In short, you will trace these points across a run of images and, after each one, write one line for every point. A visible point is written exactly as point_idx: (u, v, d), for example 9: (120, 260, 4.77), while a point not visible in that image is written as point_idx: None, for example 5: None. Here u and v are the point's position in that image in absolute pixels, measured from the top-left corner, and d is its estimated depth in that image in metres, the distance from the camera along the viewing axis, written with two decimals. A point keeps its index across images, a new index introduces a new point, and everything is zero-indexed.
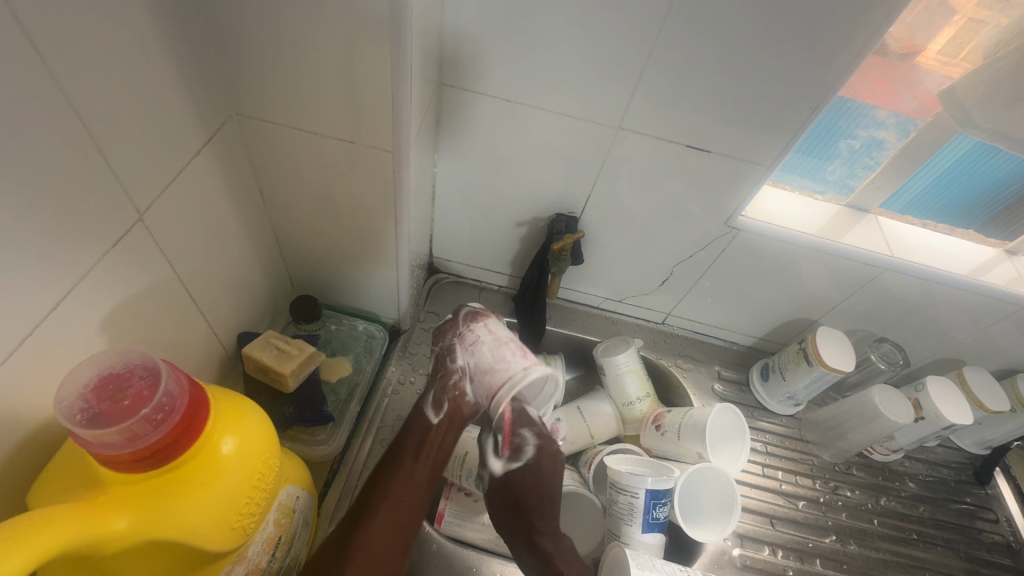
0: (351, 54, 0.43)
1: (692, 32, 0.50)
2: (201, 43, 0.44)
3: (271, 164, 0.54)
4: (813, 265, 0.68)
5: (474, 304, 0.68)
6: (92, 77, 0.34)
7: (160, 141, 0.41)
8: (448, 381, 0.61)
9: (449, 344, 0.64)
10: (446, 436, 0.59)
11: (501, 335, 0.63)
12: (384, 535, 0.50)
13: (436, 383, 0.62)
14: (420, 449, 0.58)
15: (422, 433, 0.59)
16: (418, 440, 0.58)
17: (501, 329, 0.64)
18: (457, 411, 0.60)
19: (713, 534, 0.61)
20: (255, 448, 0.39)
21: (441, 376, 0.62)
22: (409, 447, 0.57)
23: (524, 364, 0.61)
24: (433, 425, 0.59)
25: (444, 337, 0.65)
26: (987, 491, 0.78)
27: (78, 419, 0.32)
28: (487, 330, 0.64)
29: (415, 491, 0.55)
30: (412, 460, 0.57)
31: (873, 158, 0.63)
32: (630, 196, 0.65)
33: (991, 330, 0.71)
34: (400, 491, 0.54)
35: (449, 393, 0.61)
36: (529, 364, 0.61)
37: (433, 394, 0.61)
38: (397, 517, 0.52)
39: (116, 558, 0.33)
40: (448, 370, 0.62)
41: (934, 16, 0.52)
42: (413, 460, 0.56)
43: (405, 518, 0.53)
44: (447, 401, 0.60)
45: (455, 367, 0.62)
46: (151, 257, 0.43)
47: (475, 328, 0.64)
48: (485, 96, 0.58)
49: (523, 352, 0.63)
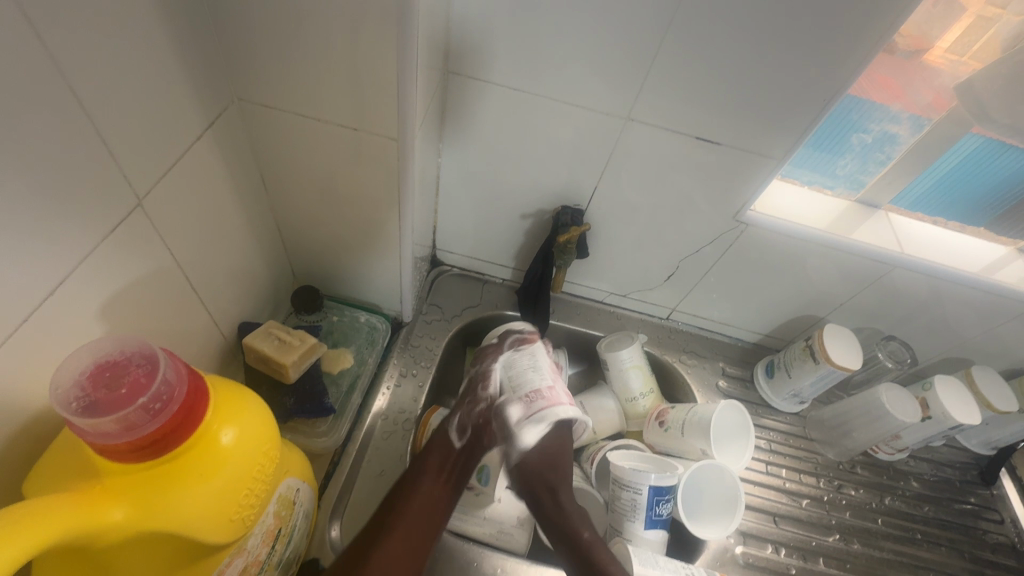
0: (357, 40, 0.42)
1: (705, 23, 0.48)
2: (203, 26, 0.42)
3: (274, 151, 0.53)
4: (821, 262, 0.67)
5: (520, 329, 0.67)
6: (92, 61, 0.33)
7: (159, 126, 0.40)
8: (476, 406, 0.62)
9: (484, 369, 0.63)
10: (468, 461, 0.59)
11: (529, 378, 0.59)
12: (398, 556, 0.51)
13: (465, 407, 0.63)
14: (441, 470, 0.58)
15: (444, 455, 0.59)
16: (440, 461, 0.58)
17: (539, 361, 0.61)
18: (479, 439, 0.61)
19: (716, 531, 0.61)
20: (256, 439, 0.39)
21: (471, 398, 0.63)
22: (429, 468, 0.57)
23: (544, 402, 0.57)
24: (456, 448, 0.59)
25: (483, 361, 0.65)
26: (992, 492, 0.77)
27: (73, 407, 0.31)
28: (530, 358, 0.62)
29: (432, 511, 0.55)
30: (432, 484, 0.56)
31: (885, 153, 0.62)
32: (637, 190, 0.64)
33: (1000, 330, 0.70)
34: (415, 515, 0.54)
35: (475, 418, 0.61)
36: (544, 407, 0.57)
37: (459, 418, 0.62)
38: (411, 539, 0.52)
39: (113, 549, 0.33)
40: (478, 395, 0.62)
41: (941, 15, 0.51)
42: (434, 480, 0.57)
43: (418, 538, 0.53)
44: (472, 425, 0.61)
45: (485, 394, 0.62)
46: (150, 243, 0.42)
47: (516, 355, 0.62)
48: (492, 85, 0.57)
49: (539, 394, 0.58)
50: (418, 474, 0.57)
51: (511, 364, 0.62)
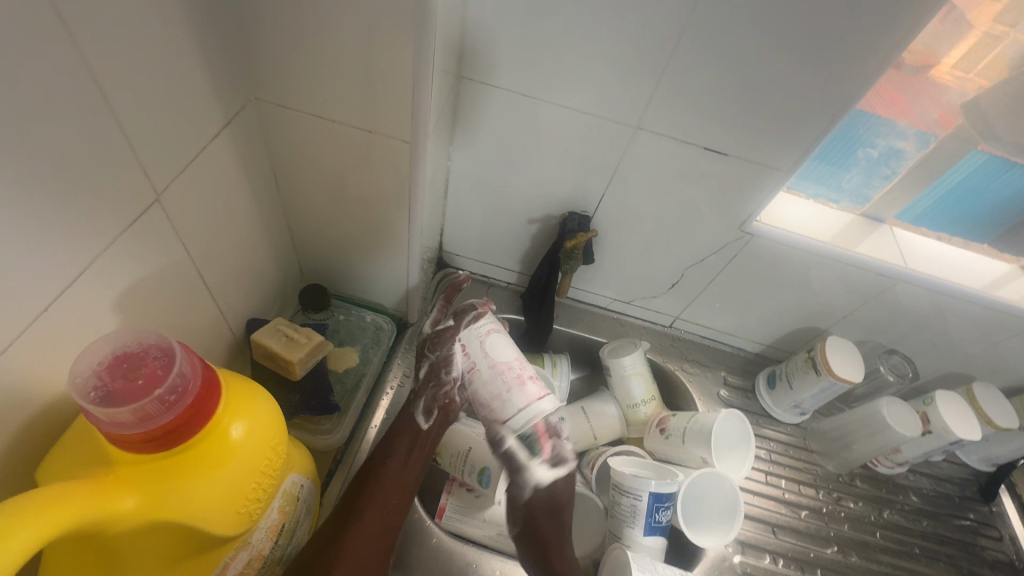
0: (374, 44, 0.43)
1: (714, 36, 0.49)
2: (223, 27, 0.43)
3: (289, 150, 0.54)
4: (825, 274, 0.67)
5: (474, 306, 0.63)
6: (120, 62, 0.34)
7: (179, 125, 0.41)
8: (441, 389, 0.61)
9: (445, 354, 0.61)
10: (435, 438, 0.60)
11: (500, 379, 0.55)
12: (371, 534, 0.51)
13: (428, 390, 0.61)
14: (410, 448, 0.58)
15: (412, 435, 0.58)
16: (409, 442, 0.58)
17: (497, 350, 0.57)
18: (446, 417, 0.61)
19: (714, 540, 0.61)
20: (264, 434, 0.39)
21: (436, 381, 0.61)
22: (398, 447, 0.57)
23: (521, 398, 0.54)
24: (423, 428, 0.59)
25: (444, 344, 0.62)
26: (991, 509, 0.77)
27: (91, 397, 0.32)
28: (481, 347, 0.57)
29: (401, 486, 0.55)
30: (400, 458, 0.57)
31: (891, 168, 0.62)
32: (644, 199, 0.65)
33: (1002, 346, 0.71)
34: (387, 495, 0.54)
35: (441, 401, 0.61)
36: (536, 394, 0.55)
37: (425, 400, 0.61)
38: (382, 520, 0.53)
39: (124, 538, 0.33)
40: (443, 379, 0.61)
41: (949, 31, 0.51)
42: (401, 460, 0.57)
43: (389, 520, 0.53)
44: (438, 408, 0.61)
45: (448, 377, 0.60)
46: (165, 237, 0.43)
47: (479, 342, 0.58)
48: (503, 91, 0.58)
49: (522, 381, 0.56)
50: (388, 452, 0.57)
51: (471, 341, 0.59)
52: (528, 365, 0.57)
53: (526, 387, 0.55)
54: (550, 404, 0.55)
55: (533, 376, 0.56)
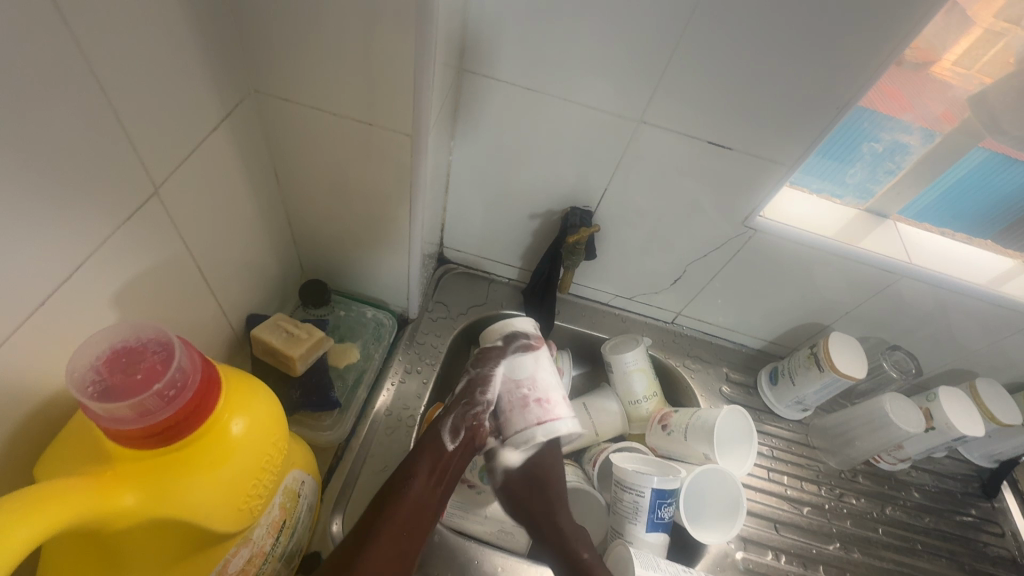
0: (376, 36, 0.42)
1: (719, 29, 0.49)
2: (221, 17, 0.43)
3: (289, 144, 0.53)
4: (828, 270, 0.67)
5: (526, 334, 0.63)
6: (118, 52, 0.34)
7: (178, 117, 0.40)
8: (471, 409, 0.59)
9: (485, 373, 0.61)
10: (459, 462, 0.58)
11: (517, 402, 0.58)
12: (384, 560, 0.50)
13: (459, 408, 0.60)
14: (433, 470, 0.56)
15: (434, 457, 0.57)
16: (431, 464, 0.57)
17: (524, 376, 0.60)
18: (472, 440, 0.59)
19: (717, 536, 0.61)
20: (265, 429, 0.39)
21: (467, 400, 0.60)
22: (421, 468, 0.56)
23: (524, 420, 0.58)
24: (449, 451, 0.58)
25: (486, 364, 0.61)
26: (993, 504, 0.77)
27: (89, 392, 0.31)
28: (518, 371, 0.60)
29: (421, 512, 0.54)
30: (423, 481, 0.55)
31: (896, 163, 0.62)
32: (646, 194, 0.65)
33: (1005, 342, 0.70)
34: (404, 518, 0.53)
35: (469, 421, 0.59)
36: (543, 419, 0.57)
37: (453, 419, 0.59)
38: (399, 545, 0.52)
39: (123, 534, 0.33)
40: (477, 399, 0.60)
41: (951, 27, 0.51)
42: (422, 483, 0.55)
43: (405, 544, 0.52)
44: (466, 428, 0.59)
45: (483, 399, 0.60)
46: (164, 231, 0.42)
47: (520, 364, 0.60)
48: (505, 84, 0.58)
49: (533, 405, 0.58)
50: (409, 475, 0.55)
51: (511, 366, 0.60)
52: (550, 393, 0.59)
53: (535, 412, 0.58)
54: (552, 429, 0.57)
55: (546, 403, 0.58)
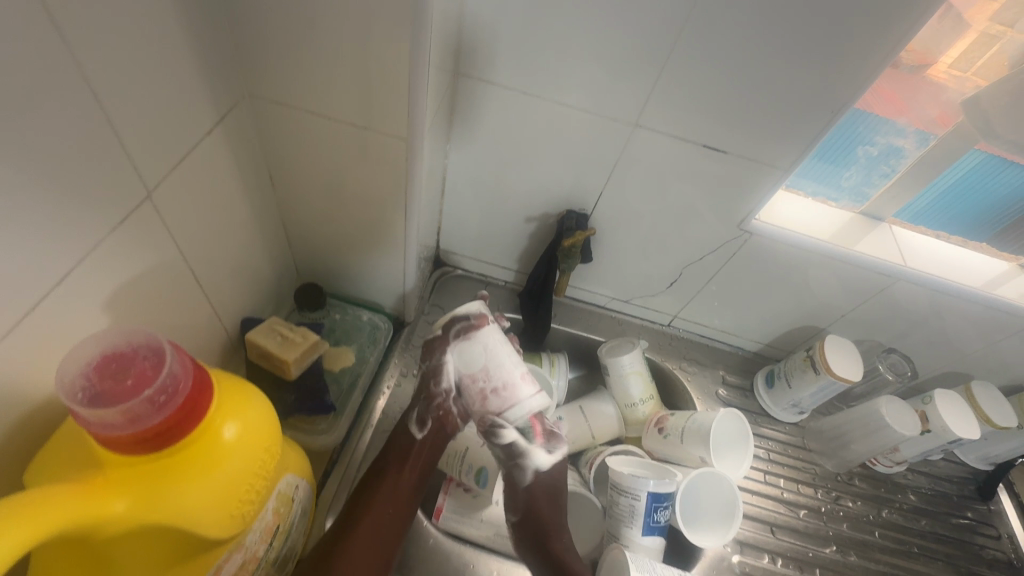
0: (370, 40, 0.42)
1: (713, 33, 0.49)
2: (216, 21, 0.43)
3: (283, 147, 0.53)
4: (823, 273, 0.67)
5: (467, 315, 0.59)
6: (111, 57, 0.34)
7: (171, 121, 0.40)
8: (433, 400, 0.59)
9: (434, 364, 0.59)
10: (431, 452, 0.58)
11: (472, 392, 0.56)
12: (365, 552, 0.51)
13: (422, 400, 0.60)
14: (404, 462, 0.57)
15: (405, 448, 0.58)
16: (402, 454, 0.58)
17: (472, 361, 0.57)
18: (442, 428, 0.59)
19: (713, 540, 0.61)
20: (258, 435, 0.38)
21: (427, 392, 0.60)
22: (393, 460, 0.57)
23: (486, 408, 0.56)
24: (417, 440, 0.58)
25: (433, 354, 0.59)
26: (989, 507, 0.77)
27: (79, 397, 0.31)
28: (464, 358, 0.57)
29: (400, 502, 0.55)
30: (397, 473, 0.56)
31: (890, 166, 0.62)
32: (642, 198, 0.65)
33: (1000, 345, 0.70)
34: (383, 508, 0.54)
35: (434, 412, 0.59)
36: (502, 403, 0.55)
37: (418, 411, 0.60)
38: (381, 533, 0.52)
39: (114, 541, 0.33)
40: (433, 390, 0.59)
41: (945, 30, 0.51)
42: (397, 474, 0.56)
43: (387, 533, 0.53)
44: (432, 419, 0.59)
45: (439, 388, 0.59)
46: (157, 235, 0.42)
47: (463, 350, 0.57)
48: (501, 88, 0.58)
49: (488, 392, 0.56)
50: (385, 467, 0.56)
51: (456, 351, 0.58)
52: (502, 374, 0.56)
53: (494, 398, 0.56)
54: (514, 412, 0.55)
55: (499, 386, 0.55)
